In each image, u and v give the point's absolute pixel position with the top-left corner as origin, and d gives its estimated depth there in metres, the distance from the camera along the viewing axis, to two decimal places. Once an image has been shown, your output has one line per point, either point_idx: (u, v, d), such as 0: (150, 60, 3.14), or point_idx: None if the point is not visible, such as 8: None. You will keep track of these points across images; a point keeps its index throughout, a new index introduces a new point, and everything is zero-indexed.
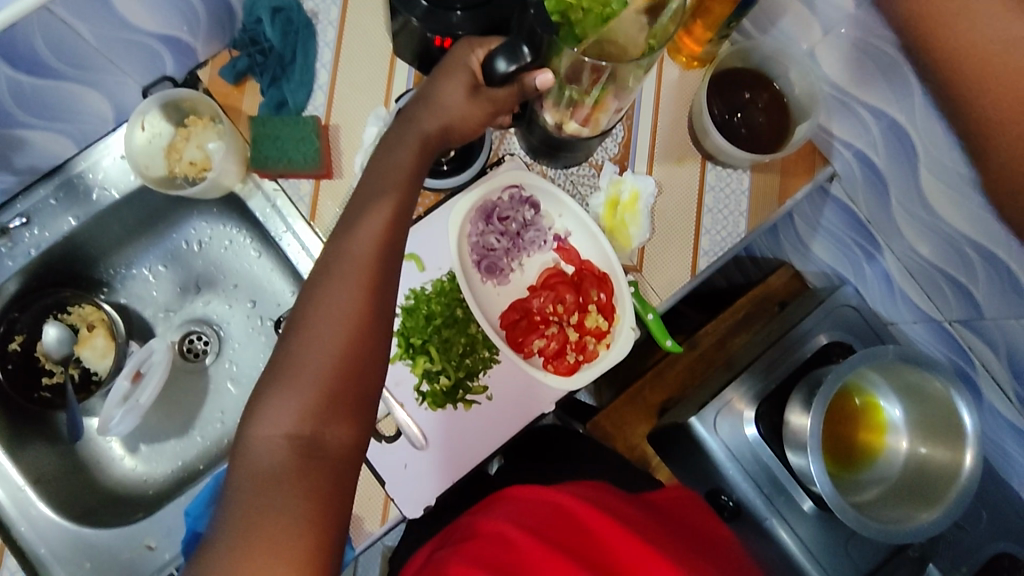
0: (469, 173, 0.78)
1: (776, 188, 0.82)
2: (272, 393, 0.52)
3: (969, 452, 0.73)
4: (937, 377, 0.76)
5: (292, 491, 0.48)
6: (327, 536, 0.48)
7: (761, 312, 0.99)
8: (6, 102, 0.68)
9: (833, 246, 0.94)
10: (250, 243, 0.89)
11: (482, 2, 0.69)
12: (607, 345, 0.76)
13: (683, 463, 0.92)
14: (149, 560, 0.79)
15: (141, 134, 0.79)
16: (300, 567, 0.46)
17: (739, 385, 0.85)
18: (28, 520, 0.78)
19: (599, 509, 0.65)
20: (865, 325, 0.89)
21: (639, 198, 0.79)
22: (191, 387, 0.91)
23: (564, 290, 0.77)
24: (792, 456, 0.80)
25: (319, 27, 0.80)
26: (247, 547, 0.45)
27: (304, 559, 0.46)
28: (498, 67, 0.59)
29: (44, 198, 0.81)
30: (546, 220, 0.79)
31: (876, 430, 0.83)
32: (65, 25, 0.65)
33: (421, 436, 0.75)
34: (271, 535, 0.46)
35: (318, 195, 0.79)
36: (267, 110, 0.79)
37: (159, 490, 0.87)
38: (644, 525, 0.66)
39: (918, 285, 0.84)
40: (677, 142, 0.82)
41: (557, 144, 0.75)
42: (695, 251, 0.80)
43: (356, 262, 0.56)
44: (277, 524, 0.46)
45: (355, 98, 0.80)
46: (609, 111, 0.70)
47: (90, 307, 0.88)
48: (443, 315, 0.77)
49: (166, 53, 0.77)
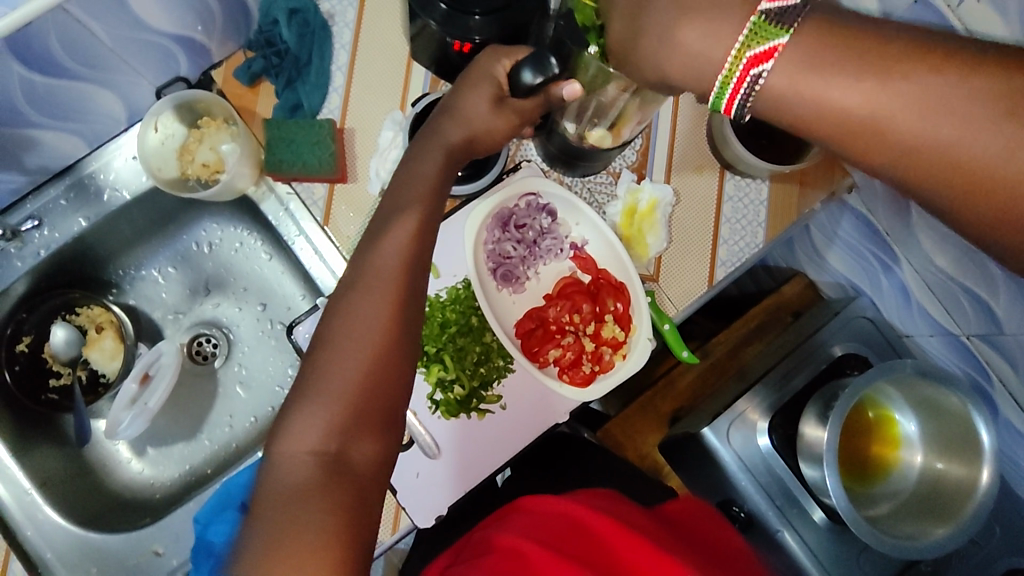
0: (486, 179, 0.77)
1: (795, 200, 0.81)
2: (298, 409, 0.51)
3: (985, 469, 0.72)
4: (955, 392, 0.75)
5: (317, 507, 0.47)
6: (352, 553, 0.47)
7: (775, 322, 0.98)
8: (18, 102, 0.67)
9: (850, 257, 0.93)
10: (261, 245, 0.89)
11: (502, 7, 0.68)
12: (623, 356, 0.75)
13: (694, 473, 0.91)
14: (156, 566, 0.79)
15: (153, 135, 0.78)
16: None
17: (752, 396, 0.85)
18: (35, 524, 0.78)
19: (615, 522, 0.64)
20: (880, 338, 0.88)
21: (657, 207, 0.79)
22: (199, 390, 0.90)
23: (581, 300, 0.77)
24: (806, 468, 0.79)
25: (335, 29, 0.79)
26: (271, 562, 0.45)
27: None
28: (525, 78, 0.60)
29: (54, 199, 0.80)
30: (563, 228, 0.78)
31: (890, 443, 0.82)
32: (81, 25, 0.63)
33: (434, 445, 0.74)
34: (295, 551, 0.45)
35: (332, 198, 0.78)
36: (281, 113, 0.78)
37: (167, 494, 0.86)
38: (661, 536, 0.65)
39: (935, 298, 0.84)
40: (696, 151, 0.81)
41: (575, 153, 0.75)
42: (712, 263, 0.79)
43: (380, 276, 0.56)
44: (301, 540, 0.45)
45: (370, 101, 0.79)
46: (632, 124, 0.71)
47: (99, 309, 0.88)
48: (458, 322, 0.76)
49: (179, 53, 0.76)
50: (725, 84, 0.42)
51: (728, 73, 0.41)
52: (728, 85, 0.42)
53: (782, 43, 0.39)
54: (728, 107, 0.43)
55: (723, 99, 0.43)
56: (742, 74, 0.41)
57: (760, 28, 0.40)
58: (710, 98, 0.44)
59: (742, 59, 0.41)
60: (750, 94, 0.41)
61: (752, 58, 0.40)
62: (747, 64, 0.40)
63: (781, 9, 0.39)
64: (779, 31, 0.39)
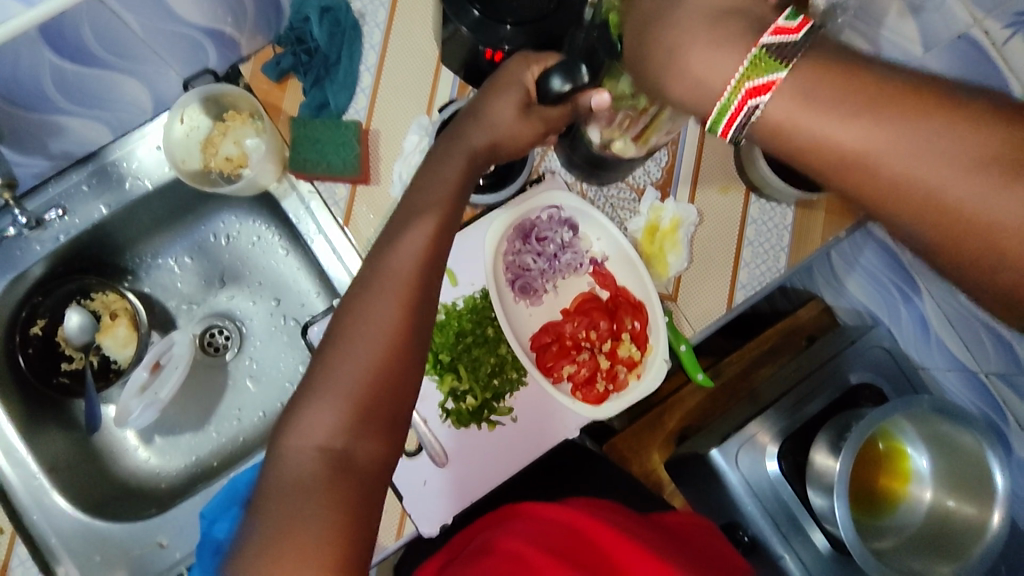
0: (507, 191, 0.77)
1: (820, 226, 0.80)
2: (307, 402, 0.51)
3: (997, 511, 0.71)
4: (972, 431, 0.74)
5: (319, 501, 0.47)
6: (352, 550, 0.46)
7: (789, 345, 0.95)
8: (46, 88, 0.66)
9: (870, 285, 0.92)
10: (279, 241, 0.88)
11: (536, 19, 0.67)
12: (637, 375, 0.75)
13: (698, 493, 0.90)
14: (160, 558, 0.79)
15: (179, 127, 0.78)
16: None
17: (763, 420, 0.83)
18: (41, 509, 0.78)
19: (613, 529, 0.64)
20: (896, 368, 0.87)
21: (680, 226, 0.78)
22: (210, 382, 0.90)
23: (599, 316, 0.77)
24: (814, 497, 0.78)
25: (366, 29, 0.79)
26: (276, 555, 0.45)
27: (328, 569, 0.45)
28: (554, 85, 0.59)
29: (76, 184, 0.80)
30: (584, 242, 0.77)
31: (900, 477, 0.81)
32: (115, 16, 0.63)
33: (442, 453, 0.74)
34: (297, 544, 0.45)
35: (353, 200, 0.78)
36: (308, 111, 0.77)
37: (172, 484, 0.87)
38: (660, 544, 0.65)
39: (956, 333, 0.82)
40: (722, 171, 0.80)
41: (598, 163, 0.74)
42: (732, 285, 0.79)
43: (397, 278, 0.55)
44: (301, 535, 0.45)
45: (398, 104, 0.78)
46: (660, 132, 0.68)
47: (114, 295, 0.88)
48: (474, 333, 0.76)
49: (209, 45, 0.75)
50: (722, 112, 0.41)
51: (725, 102, 0.40)
52: (727, 109, 0.40)
53: (781, 77, 0.38)
54: (725, 131, 0.41)
55: (719, 124, 0.41)
56: (738, 105, 0.40)
57: (759, 61, 0.39)
58: (708, 122, 0.42)
59: (739, 89, 0.39)
60: (746, 124, 0.40)
61: (751, 89, 0.39)
62: (745, 96, 0.39)
63: (782, 44, 0.38)
64: (778, 64, 0.38)
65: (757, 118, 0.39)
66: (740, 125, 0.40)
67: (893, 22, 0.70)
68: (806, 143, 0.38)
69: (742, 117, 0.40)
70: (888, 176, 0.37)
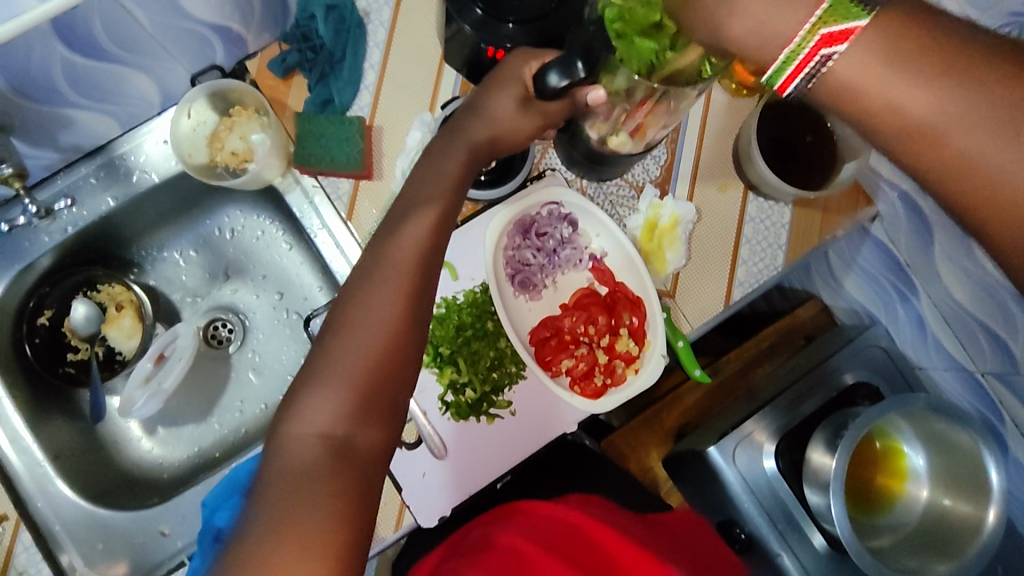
0: (508, 187, 0.78)
1: (817, 224, 0.81)
2: (309, 391, 0.52)
3: (991, 509, 0.71)
4: (966, 429, 0.74)
5: (321, 487, 0.48)
6: (354, 535, 0.48)
7: (786, 344, 0.96)
8: (58, 82, 0.68)
9: (868, 285, 0.93)
10: (282, 235, 0.90)
11: (538, 17, 0.68)
12: (635, 371, 0.75)
13: (695, 490, 0.91)
14: (161, 547, 0.80)
15: (185, 121, 0.79)
16: (327, 562, 0.46)
17: (761, 418, 0.84)
18: (46, 496, 0.79)
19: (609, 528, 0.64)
20: (893, 369, 0.87)
21: (679, 223, 0.78)
22: (213, 374, 0.91)
23: (597, 312, 0.77)
24: (810, 494, 0.79)
25: (370, 27, 0.80)
26: (279, 538, 0.45)
27: (330, 555, 0.46)
28: (551, 81, 0.58)
29: (84, 177, 0.81)
30: (583, 239, 0.78)
31: (896, 476, 0.81)
32: (125, 12, 0.64)
33: (440, 445, 0.75)
34: (298, 528, 0.46)
35: (356, 194, 0.79)
36: (312, 107, 0.78)
37: (175, 475, 0.88)
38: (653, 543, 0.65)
39: (953, 333, 0.83)
40: (721, 168, 0.81)
41: (598, 159, 0.75)
42: (730, 282, 0.79)
43: (398, 268, 0.56)
44: (303, 519, 0.46)
45: (402, 100, 0.79)
46: (657, 125, 0.69)
47: (120, 287, 0.90)
48: (474, 327, 0.77)
49: (216, 42, 0.76)
50: (787, 62, 0.43)
51: (791, 53, 0.43)
52: (790, 63, 0.43)
53: (861, 26, 0.39)
54: (785, 84, 0.44)
55: (781, 77, 0.44)
56: (806, 56, 0.42)
57: (837, 7, 0.41)
58: (767, 75, 0.45)
59: (811, 38, 0.42)
60: (813, 75, 0.42)
61: (826, 37, 0.41)
62: (817, 44, 0.41)
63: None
64: (857, 11, 0.40)
65: (825, 72, 0.41)
66: (805, 76, 0.43)
67: None
68: (876, 91, 0.40)
69: (807, 68, 0.42)
70: (942, 134, 0.40)
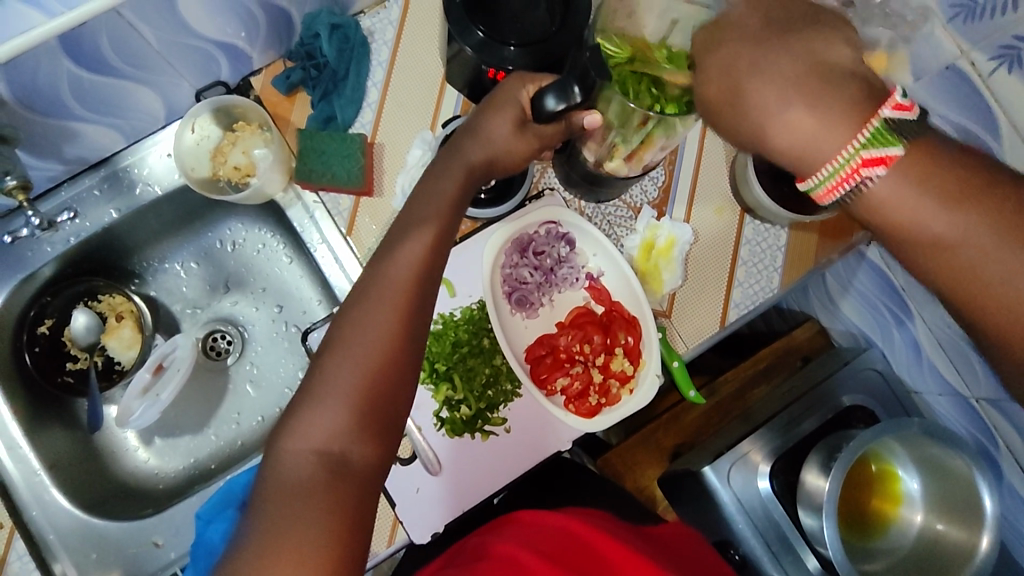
0: (507, 206, 0.78)
1: (814, 247, 0.82)
2: (305, 407, 0.53)
3: (985, 535, 0.71)
4: (962, 455, 0.74)
5: (314, 505, 0.48)
6: (348, 553, 0.48)
7: (783, 365, 0.97)
8: (64, 95, 0.69)
9: (864, 309, 0.91)
10: (283, 248, 0.90)
11: (539, 40, 0.69)
12: (630, 390, 0.76)
13: (690, 510, 0.91)
14: (155, 557, 0.80)
15: (189, 135, 0.80)
16: None
17: (756, 439, 0.84)
18: (41, 506, 0.79)
19: (611, 536, 0.65)
20: (888, 392, 0.88)
21: (675, 245, 0.79)
22: (210, 385, 0.92)
23: (593, 330, 0.78)
24: (804, 516, 0.78)
25: (374, 46, 0.81)
26: (271, 556, 0.46)
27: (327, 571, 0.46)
28: (548, 104, 0.59)
29: (88, 189, 0.82)
30: (580, 258, 0.79)
31: (891, 499, 0.81)
32: (132, 28, 0.65)
33: (435, 461, 0.75)
34: (292, 546, 0.46)
35: (356, 210, 0.80)
36: (315, 123, 0.80)
37: (170, 486, 0.88)
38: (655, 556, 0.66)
39: (947, 358, 0.82)
40: (717, 191, 0.82)
41: (594, 180, 0.76)
42: (726, 303, 0.80)
43: (395, 288, 0.57)
44: (297, 539, 0.47)
45: (403, 118, 0.81)
46: (655, 149, 0.69)
47: (120, 298, 0.90)
48: (470, 343, 0.78)
49: (222, 58, 0.77)
50: (829, 177, 0.46)
51: (836, 169, 0.46)
52: (830, 180, 0.46)
53: (895, 153, 0.44)
54: (822, 196, 0.48)
55: (823, 187, 0.47)
56: (850, 172, 0.45)
57: (880, 133, 0.44)
58: (807, 184, 0.48)
59: (855, 158, 0.44)
60: (851, 192, 0.46)
61: (868, 159, 0.44)
62: (862, 163, 0.44)
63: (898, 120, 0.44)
64: (895, 139, 0.44)
65: (865, 189, 0.46)
66: (842, 193, 0.47)
67: None
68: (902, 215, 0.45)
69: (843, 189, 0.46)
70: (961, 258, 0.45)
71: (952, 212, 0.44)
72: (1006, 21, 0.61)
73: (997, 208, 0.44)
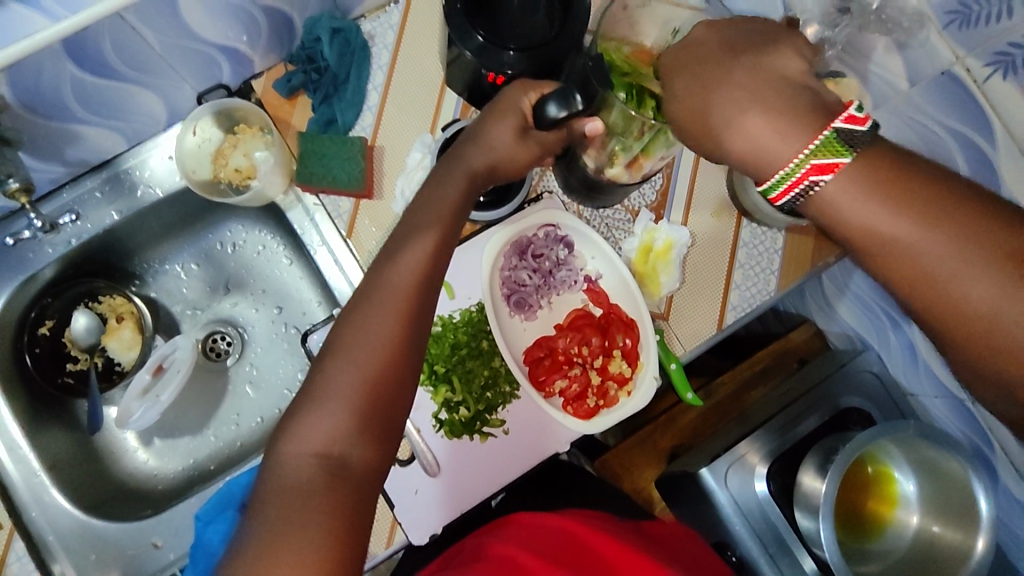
0: (507, 208, 0.79)
1: (811, 250, 0.82)
2: (306, 410, 0.53)
3: (981, 536, 0.71)
4: (957, 457, 0.74)
5: (313, 507, 0.49)
6: (346, 556, 0.48)
7: (780, 367, 0.98)
8: (66, 98, 0.69)
9: (860, 311, 0.92)
10: (283, 250, 0.91)
11: (538, 45, 0.70)
12: (628, 392, 0.76)
13: (688, 511, 0.91)
14: (153, 558, 0.80)
15: (191, 138, 0.81)
16: None
17: (753, 440, 0.84)
18: (40, 506, 0.79)
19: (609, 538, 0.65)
20: (884, 394, 0.88)
21: (673, 247, 0.80)
22: (209, 386, 0.92)
23: (591, 333, 0.78)
24: (802, 518, 0.78)
25: (375, 50, 0.82)
26: (270, 557, 0.46)
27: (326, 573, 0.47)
28: (550, 111, 0.61)
29: (90, 191, 0.83)
30: (578, 261, 0.80)
31: (887, 501, 0.81)
32: (135, 32, 0.66)
33: (434, 463, 0.76)
34: (291, 548, 0.46)
35: (356, 213, 0.80)
36: (316, 126, 0.80)
37: (169, 487, 0.88)
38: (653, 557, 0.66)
39: (944, 361, 0.82)
40: (715, 195, 0.82)
41: (593, 186, 0.77)
42: (723, 305, 0.80)
43: (396, 291, 0.57)
44: (296, 541, 0.47)
45: (403, 122, 0.81)
46: (654, 158, 0.70)
47: (121, 299, 0.91)
48: (469, 345, 0.78)
49: (223, 61, 0.78)
50: (780, 181, 0.46)
51: (786, 173, 0.45)
52: (783, 182, 0.46)
53: (844, 161, 0.44)
54: (775, 199, 0.47)
55: (774, 190, 0.47)
56: (799, 177, 0.45)
57: (827, 143, 0.44)
58: (762, 186, 0.48)
59: (803, 165, 0.45)
60: (801, 196, 0.46)
61: (816, 166, 0.44)
62: (809, 171, 0.44)
63: (847, 131, 0.44)
64: (843, 148, 0.44)
65: (813, 193, 0.45)
66: (793, 196, 0.46)
67: (880, 56, 0.73)
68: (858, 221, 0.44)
69: (795, 191, 0.46)
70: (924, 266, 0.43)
71: (921, 222, 0.43)
72: (1002, 28, 0.62)
73: (958, 222, 0.42)
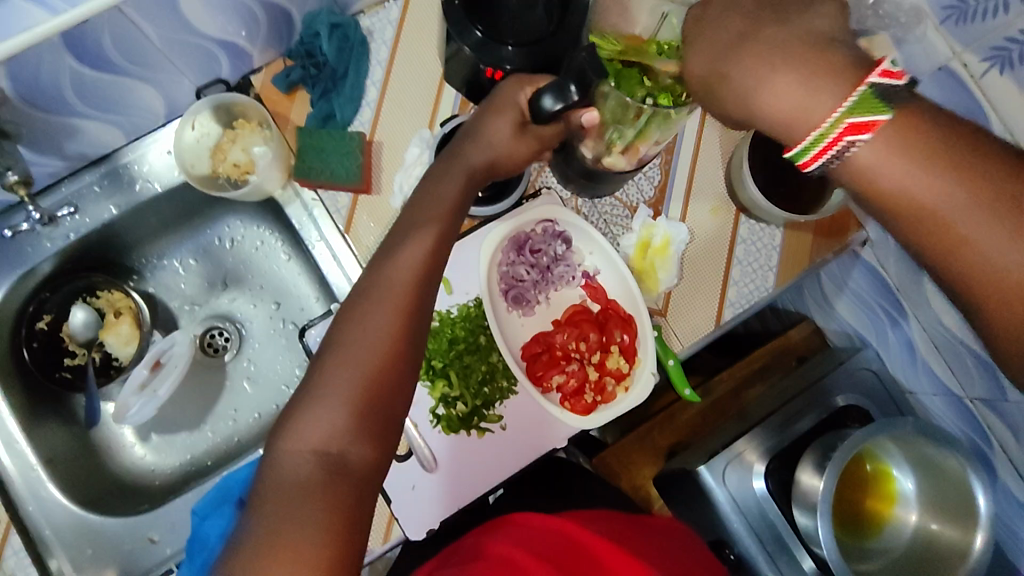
0: (505, 204, 0.79)
1: (808, 247, 0.82)
2: (306, 406, 0.53)
3: (980, 535, 0.71)
4: (956, 455, 0.74)
5: (312, 503, 0.48)
6: (346, 552, 0.48)
7: (778, 365, 0.98)
8: (65, 92, 0.70)
9: (859, 309, 0.92)
10: (281, 245, 0.91)
11: (536, 40, 0.70)
12: (625, 388, 0.76)
13: (686, 509, 0.91)
14: (150, 553, 0.80)
15: (190, 133, 0.81)
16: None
17: (751, 437, 0.84)
18: (37, 500, 0.79)
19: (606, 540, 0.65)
20: (883, 392, 0.88)
21: (672, 244, 0.80)
22: (207, 382, 0.92)
23: (589, 328, 0.78)
24: (799, 515, 0.78)
25: (373, 45, 0.82)
26: (270, 553, 0.46)
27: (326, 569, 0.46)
28: (545, 105, 0.61)
29: (88, 185, 0.83)
30: (576, 256, 0.79)
31: (886, 499, 0.81)
32: (134, 26, 0.66)
33: (431, 458, 0.75)
34: (290, 543, 0.46)
35: (355, 208, 0.80)
36: (314, 121, 0.80)
37: (166, 482, 0.88)
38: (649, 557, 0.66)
39: (942, 359, 0.83)
40: (713, 191, 0.82)
41: (591, 175, 0.76)
42: (721, 302, 0.80)
43: (395, 286, 0.57)
44: (295, 536, 0.47)
45: (401, 117, 0.81)
46: (650, 141, 0.69)
47: (118, 294, 0.90)
48: (466, 340, 0.78)
49: (222, 56, 0.78)
50: (814, 143, 0.46)
51: (821, 134, 0.45)
52: (816, 145, 0.46)
53: (884, 119, 0.43)
54: (808, 163, 0.47)
55: (807, 154, 0.47)
56: (835, 138, 0.45)
57: (865, 100, 0.44)
58: (793, 151, 0.48)
59: (839, 124, 0.44)
60: (838, 157, 0.45)
61: (852, 125, 0.44)
62: (845, 130, 0.44)
63: (887, 86, 0.43)
64: (883, 105, 0.43)
65: (850, 155, 0.45)
66: (827, 160, 0.46)
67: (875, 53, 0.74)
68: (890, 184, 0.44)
69: (827, 155, 0.45)
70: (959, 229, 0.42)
71: (953, 180, 0.42)
72: (997, 24, 0.61)
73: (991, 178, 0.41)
